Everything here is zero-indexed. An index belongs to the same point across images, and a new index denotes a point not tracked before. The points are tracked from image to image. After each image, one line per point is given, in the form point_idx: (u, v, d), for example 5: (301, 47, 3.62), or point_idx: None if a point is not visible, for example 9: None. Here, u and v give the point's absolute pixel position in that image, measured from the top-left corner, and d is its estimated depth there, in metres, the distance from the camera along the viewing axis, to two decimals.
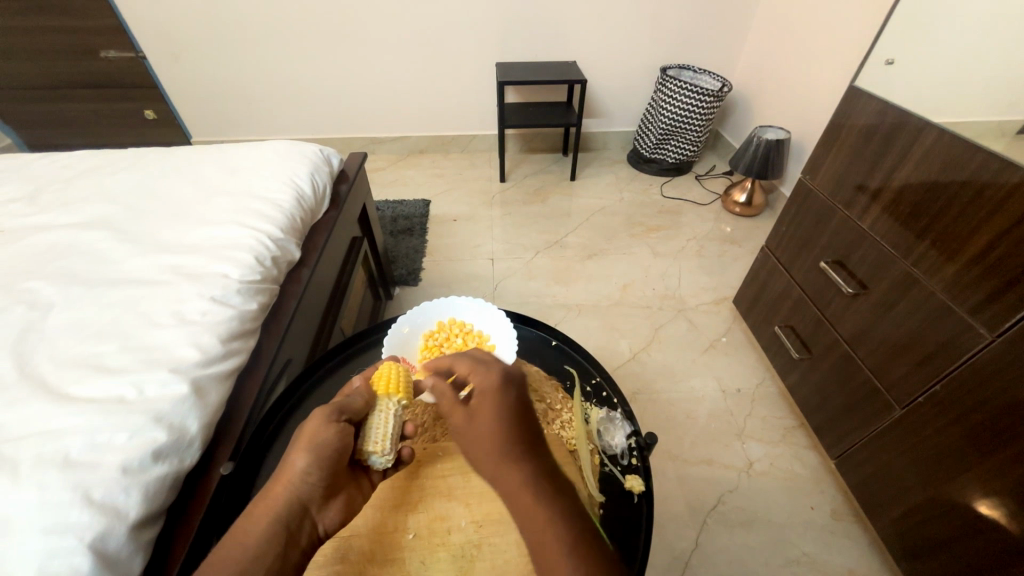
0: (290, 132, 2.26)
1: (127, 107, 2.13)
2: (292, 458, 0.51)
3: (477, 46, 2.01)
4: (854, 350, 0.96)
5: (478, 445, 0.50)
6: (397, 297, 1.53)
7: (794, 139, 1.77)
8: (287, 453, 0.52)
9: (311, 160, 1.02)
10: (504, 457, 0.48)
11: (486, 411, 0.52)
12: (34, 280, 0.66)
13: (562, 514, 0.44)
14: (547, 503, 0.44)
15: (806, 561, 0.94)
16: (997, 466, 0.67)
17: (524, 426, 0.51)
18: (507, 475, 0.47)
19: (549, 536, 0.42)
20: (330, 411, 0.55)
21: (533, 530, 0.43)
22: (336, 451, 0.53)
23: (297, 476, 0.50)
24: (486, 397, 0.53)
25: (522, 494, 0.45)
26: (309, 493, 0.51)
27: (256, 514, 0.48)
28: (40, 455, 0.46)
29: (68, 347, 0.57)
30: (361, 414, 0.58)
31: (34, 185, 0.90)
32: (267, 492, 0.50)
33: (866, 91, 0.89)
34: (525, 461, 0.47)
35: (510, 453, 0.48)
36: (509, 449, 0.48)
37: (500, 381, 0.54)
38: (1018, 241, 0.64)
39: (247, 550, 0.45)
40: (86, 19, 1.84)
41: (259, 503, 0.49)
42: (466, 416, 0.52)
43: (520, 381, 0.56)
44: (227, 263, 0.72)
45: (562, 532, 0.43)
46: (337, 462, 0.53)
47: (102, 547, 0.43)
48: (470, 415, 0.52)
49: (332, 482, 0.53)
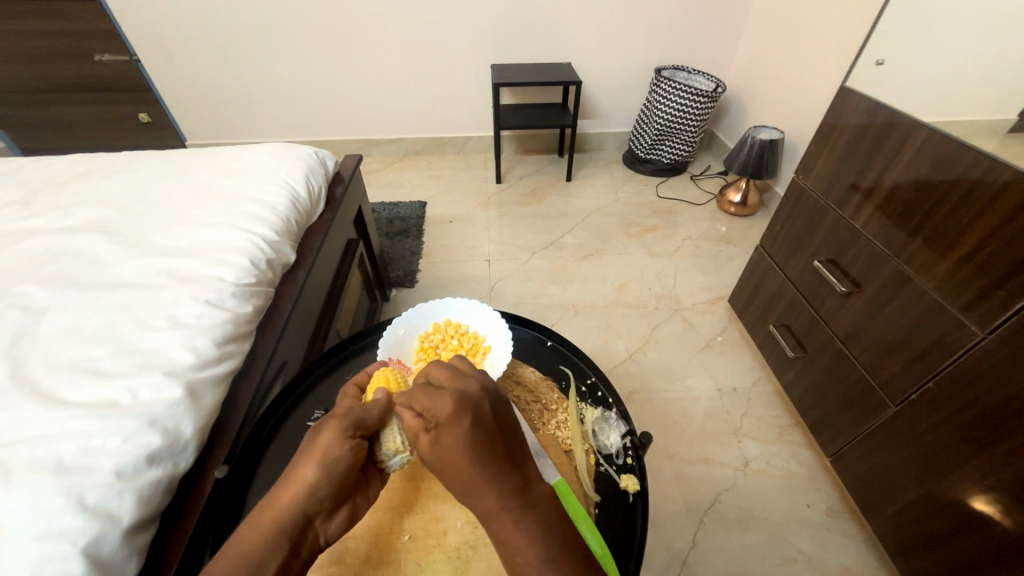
0: (285, 134, 2.26)
1: (121, 111, 2.12)
2: (304, 469, 0.50)
3: (472, 48, 2.01)
4: (848, 348, 0.96)
5: (449, 477, 0.48)
6: (394, 299, 1.53)
7: (788, 139, 1.78)
8: (297, 463, 0.51)
9: (306, 163, 1.02)
10: (477, 487, 0.47)
11: (446, 446, 0.48)
12: (27, 284, 0.66)
13: (535, 541, 0.46)
14: (522, 530, 0.46)
15: (802, 559, 0.94)
16: (990, 462, 0.68)
17: (489, 454, 0.48)
18: (484, 504, 0.47)
19: (518, 561, 0.46)
20: (344, 426, 0.53)
21: (511, 553, 0.46)
22: (346, 467, 0.52)
23: (306, 489, 0.49)
24: (443, 430, 0.49)
25: (500, 520, 0.47)
26: (315, 505, 0.50)
27: (262, 522, 0.47)
28: (32, 459, 0.46)
29: (61, 352, 0.57)
30: (373, 428, 0.56)
31: (27, 189, 0.89)
32: (274, 502, 0.49)
33: (858, 91, 0.89)
34: (499, 491, 0.47)
35: (481, 484, 0.47)
36: (480, 480, 0.47)
37: (450, 413, 0.49)
38: (1008, 239, 0.65)
39: (252, 560, 0.45)
40: (79, 23, 1.83)
41: (267, 512, 0.48)
42: (430, 449, 0.50)
43: (477, 404, 0.51)
44: (222, 266, 0.72)
45: (537, 555, 0.46)
46: (347, 476, 0.52)
47: (95, 551, 0.43)
48: (433, 447, 0.49)
49: (340, 493, 0.52)
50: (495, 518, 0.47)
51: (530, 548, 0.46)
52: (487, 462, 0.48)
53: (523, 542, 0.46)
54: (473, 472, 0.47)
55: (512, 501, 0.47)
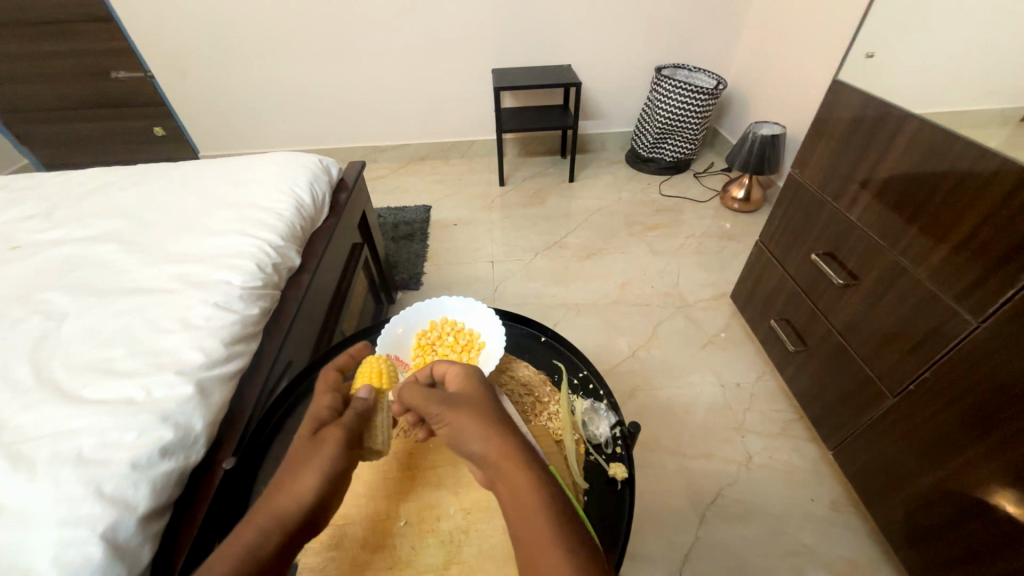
0: (294, 143, 2.32)
1: (137, 125, 2.20)
2: (307, 480, 0.50)
3: (474, 54, 2.05)
4: (847, 340, 0.96)
5: (458, 419, 0.51)
6: (399, 301, 1.56)
7: (790, 134, 1.77)
8: (296, 473, 0.50)
9: (310, 170, 1.06)
10: (487, 426, 0.49)
11: (469, 392, 0.55)
12: (50, 291, 0.70)
13: (539, 482, 0.44)
14: (526, 470, 0.45)
15: (806, 553, 0.94)
16: (989, 450, 0.68)
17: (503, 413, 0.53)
18: (487, 442, 0.47)
19: (532, 495, 0.43)
20: (349, 430, 0.56)
21: (513, 495, 0.43)
22: (343, 475, 0.53)
23: (307, 499, 0.49)
24: (466, 382, 0.56)
25: (500, 461, 0.46)
26: (312, 515, 0.49)
27: (260, 531, 0.46)
28: (55, 453, 0.49)
29: (81, 353, 0.61)
30: (363, 434, 0.59)
31: (49, 202, 0.94)
32: (269, 509, 0.47)
33: (850, 84, 0.90)
34: (509, 433, 0.49)
35: (494, 423, 0.50)
36: (491, 420, 0.50)
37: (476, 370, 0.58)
38: (1001, 226, 0.65)
39: (250, 567, 0.43)
40: (98, 42, 1.92)
41: (264, 518, 0.47)
42: (444, 398, 0.54)
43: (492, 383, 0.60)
44: (230, 271, 0.75)
45: (541, 493, 0.43)
46: (341, 485, 0.53)
47: (114, 536, 0.46)
48: (449, 396, 0.54)
49: (334, 502, 0.52)
50: (500, 458, 0.46)
51: (535, 489, 0.43)
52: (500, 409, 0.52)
53: (528, 477, 0.44)
54: (486, 413, 0.51)
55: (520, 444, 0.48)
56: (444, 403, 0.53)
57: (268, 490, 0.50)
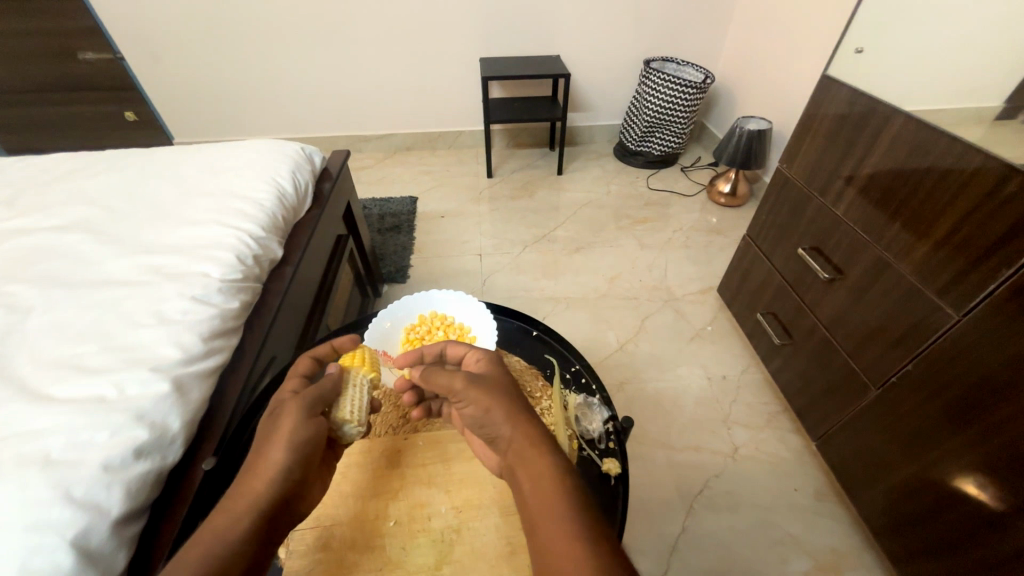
0: (275, 132, 2.24)
1: (107, 109, 2.10)
2: (274, 454, 0.50)
3: (461, 42, 2.00)
4: (832, 334, 0.98)
5: (483, 401, 0.52)
6: (385, 294, 1.53)
7: (776, 129, 1.79)
8: (263, 450, 0.51)
9: (293, 158, 1.02)
10: (515, 412, 0.50)
11: (499, 376, 0.56)
12: (12, 283, 0.66)
13: (562, 469, 0.45)
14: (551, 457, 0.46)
15: (791, 542, 0.96)
16: (968, 441, 0.70)
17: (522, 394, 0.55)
18: (513, 429, 0.49)
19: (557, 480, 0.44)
20: (309, 399, 0.56)
21: (535, 479, 0.45)
22: (312, 444, 0.53)
23: (278, 472, 0.49)
24: (493, 367, 0.57)
25: (524, 447, 0.48)
26: (287, 487, 0.50)
27: (235, 510, 0.46)
28: (19, 455, 0.46)
29: (47, 349, 0.57)
30: (329, 403, 0.59)
31: (10, 189, 0.89)
32: (242, 489, 0.48)
33: (839, 80, 0.90)
34: (535, 420, 0.50)
35: (517, 407, 0.51)
36: (519, 407, 0.51)
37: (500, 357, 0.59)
38: (982, 222, 0.66)
39: (226, 545, 0.43)
40: (62, 21, 1.81)
41: (239, 500, 0.47)
42: (470, 377, 0.54)
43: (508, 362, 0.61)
44: (208, 262, 0.72)
45: (563, 479, 0.45)
46: (313, 453, 0.53)
47: (85, 542, 0.44)
48: (475, 376, 0.55)
49: (308, 473, 0.53)
50: (527, 444, 0.48)
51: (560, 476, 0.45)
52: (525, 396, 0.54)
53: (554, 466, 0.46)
54: (514, 398, 0.52)
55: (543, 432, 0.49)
56: (470, 383, 0.53)
57: (241, 472, 0.50)
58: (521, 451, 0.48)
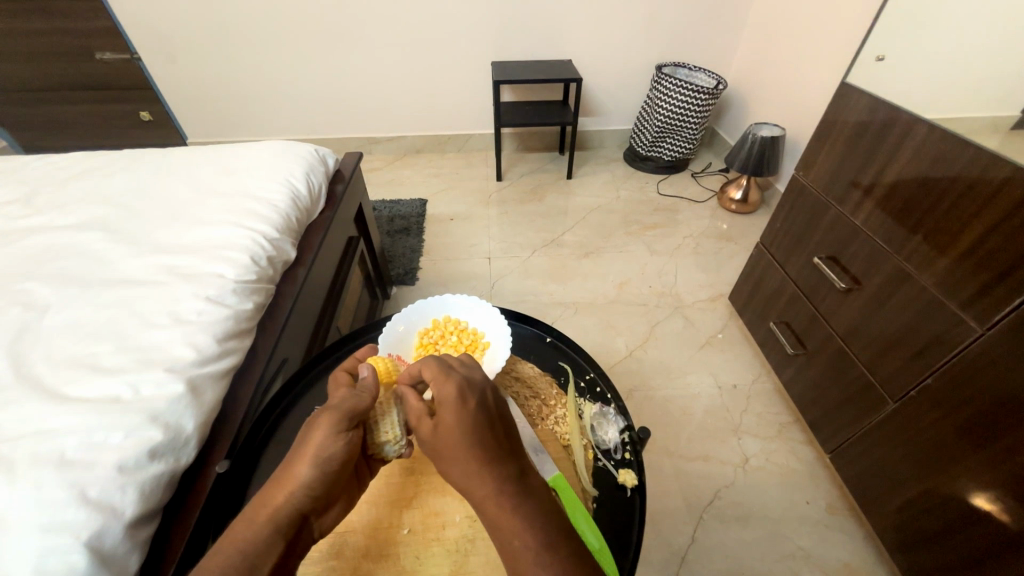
0: (287, 133, 2.26)
1: (123, 109, 2.12)
2: (298, 469, 0.49)
3: (473, 46, 2.01)
4: (848, 345, 0.96)
5: (447, 458, 0.50)
6: (394, 297, 1.53)
7: (789, 136, 1.77)
8: (291, 460, 0.50)
9: (307, 160, 1.02)
10: (468, 475, 0.49)
11: (448, 426, 0.51)
12: (30, 281, 0.66)
13: (527, 534, 0.45)
14: (514, 523, 0.46)
15: (802, 556, 0.95)
16: (990, 458, 0.68)
17: (489, 434, 0.52)
18: (471, 483, 0.48)
19: (516, 548, 0.45)
20: (343, 411, 0.54)
21: (503, 540, 0.46)
22: (338, 459, 0.51)
23: (300, 487, 0.49)
24: (447, 409, 0.52)
25: (488, 509, 0.47)
26: (310, 500, 0.49)
27: (254, 516, 0.47)
28: (36, 454, 0.47)
29: (64, 348, 0.58)
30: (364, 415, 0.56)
31: (29, 187, 0.90)
32: (265, 497, 0.48)
33: (857, 88, 0.89)
34: (490, 474, 0.48)
35: (476, 460, 0.49)
36: (471, 460, 0.49)
37: (457, 396, 0.53)
38: (1007, 235, 0.65)
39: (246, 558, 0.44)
40: (81, 22, 1.84)
41: (260, 508, 0.47)
42: (431, 431, 0.53)
43: (483, 388, 0.56)
44: (223, 263, 0.72)
45: (526, 541, 0.45)
46: (341, 469, 0.52)
47: (98, 544, 0.44)
48: (434, 428, 0.53)
49: (336, 487, 0.52)
50: (483, 502, 0.48)
51: (521, 540, 0.45)
52: (481, 440, 0.50)
53: (517, 528, 0.46)
54: (467, 448, 0.50)
55: (502, 491, 0.48)
56: (431, 438, 0.53)
57: (269, 481, 0.50)
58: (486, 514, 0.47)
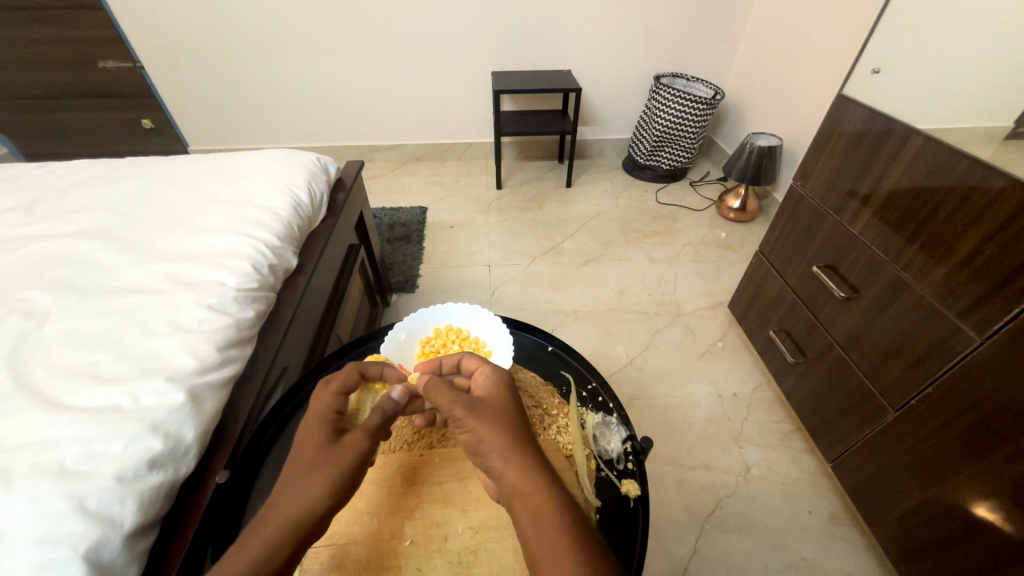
0: (288, 141, 2.27)
1: (124, 116, 2.13)
2: (322, 486, 0.48)
3: (474, 56, 2.03)
4: (848, 353, 0.96)
5: (484, 429, 0.50)
6: (394, 304, 1.53)
7: (786, 146, 1.79)
8: (310, 476, 0.48)
9: (308, 169, 1.03)
10: (511, 446, 0.49)
11: (493, 403, 0.54)
12: (31, 288, 0.66)
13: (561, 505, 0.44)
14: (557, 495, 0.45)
15: (804, 567, 0.94)
16: (993, 467, 0.68)
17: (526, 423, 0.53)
18: (513, 458, 0.48)
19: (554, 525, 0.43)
20: (372, 431, 0.54)
21: (537, 515, 0.44)
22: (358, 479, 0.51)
23: (320, 504, 0.47)
24: (494, 389, 0.56)
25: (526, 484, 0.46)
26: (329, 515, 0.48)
27: (273, 534, 0.44)
28: (35, 464, 0.46)
29: (64, 357, 0.57)
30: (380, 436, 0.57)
31: (31, 194, 0.90)
32: (281, 515, 0.45)
33: (853, 100, 0.91)
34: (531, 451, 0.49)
35: (518, 440, 0.50)
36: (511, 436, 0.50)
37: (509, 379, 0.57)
38: (1004, 244, 0.66)
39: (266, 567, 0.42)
40: (85, 30, 1.86)
41: (276, 526, 0.45)
42: (471, 401, 0.53)
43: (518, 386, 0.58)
44: (225, 271, 0.72)
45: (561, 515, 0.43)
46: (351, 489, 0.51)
47: (96, 557, 0.43)
48: (477, 400, 0.54)
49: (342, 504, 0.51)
50: (522, 474, 0.47)
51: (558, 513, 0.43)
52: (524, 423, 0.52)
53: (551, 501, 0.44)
54: (512, 425, 0.51)
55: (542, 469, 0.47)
56: (471, 407, 0.52)
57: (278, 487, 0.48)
58: (516, 488, 0.46)
